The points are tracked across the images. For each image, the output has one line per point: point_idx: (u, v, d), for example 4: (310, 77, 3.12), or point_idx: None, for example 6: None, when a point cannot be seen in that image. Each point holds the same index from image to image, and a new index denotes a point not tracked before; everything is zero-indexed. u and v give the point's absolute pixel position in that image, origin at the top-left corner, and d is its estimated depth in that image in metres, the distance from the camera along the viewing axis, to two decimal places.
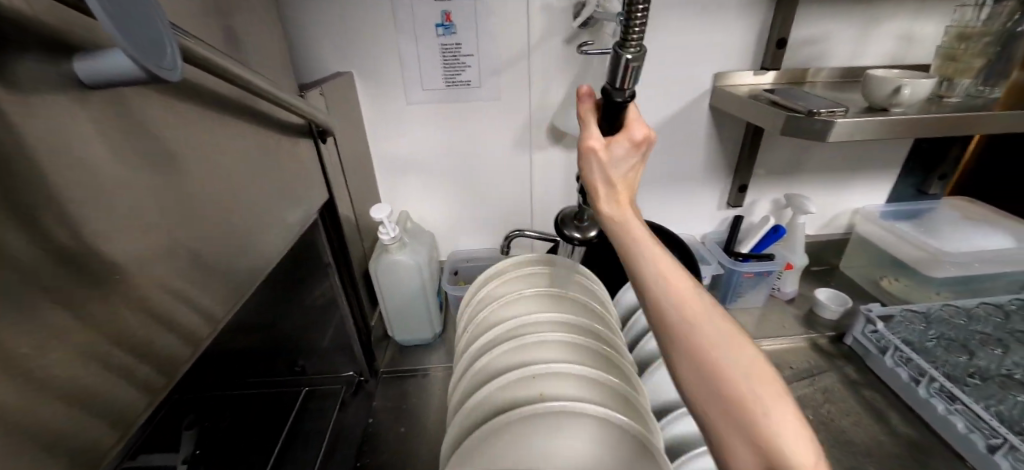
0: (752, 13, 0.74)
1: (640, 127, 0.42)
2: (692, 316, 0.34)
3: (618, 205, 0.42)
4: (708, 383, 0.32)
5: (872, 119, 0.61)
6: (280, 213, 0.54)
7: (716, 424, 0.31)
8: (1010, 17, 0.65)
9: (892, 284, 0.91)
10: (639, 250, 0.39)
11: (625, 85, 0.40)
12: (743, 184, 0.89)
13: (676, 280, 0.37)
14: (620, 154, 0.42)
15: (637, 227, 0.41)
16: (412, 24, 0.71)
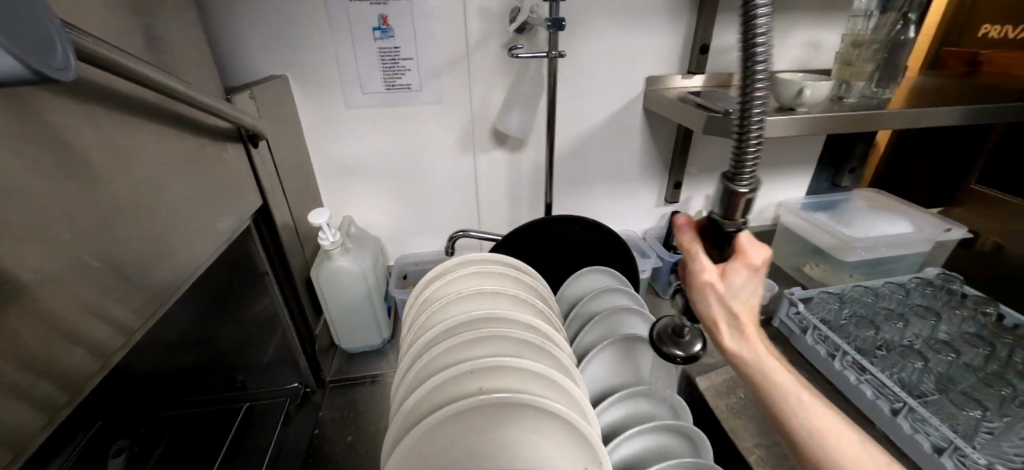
0: (676, 21, 0.79)
1: (758, 251, 0.37)
2: (805, 420, 0.39)
3: (738, 327, 0.40)
4: None
5: (781, 119, 0.66)
6: (208, 219, 0.52)
7: None
8: (892, 27, 0.74)
9: (813, 270, 0.99)
10: (758, 368, 0.40)
11: (734, 212, 0.36)
12: (678, 181, 0.94)
13: (795, 391, 0.40)
14: (743, 281, 0.37)
15: (759, 345, 0.40)
16: (348, 28, 0.70)
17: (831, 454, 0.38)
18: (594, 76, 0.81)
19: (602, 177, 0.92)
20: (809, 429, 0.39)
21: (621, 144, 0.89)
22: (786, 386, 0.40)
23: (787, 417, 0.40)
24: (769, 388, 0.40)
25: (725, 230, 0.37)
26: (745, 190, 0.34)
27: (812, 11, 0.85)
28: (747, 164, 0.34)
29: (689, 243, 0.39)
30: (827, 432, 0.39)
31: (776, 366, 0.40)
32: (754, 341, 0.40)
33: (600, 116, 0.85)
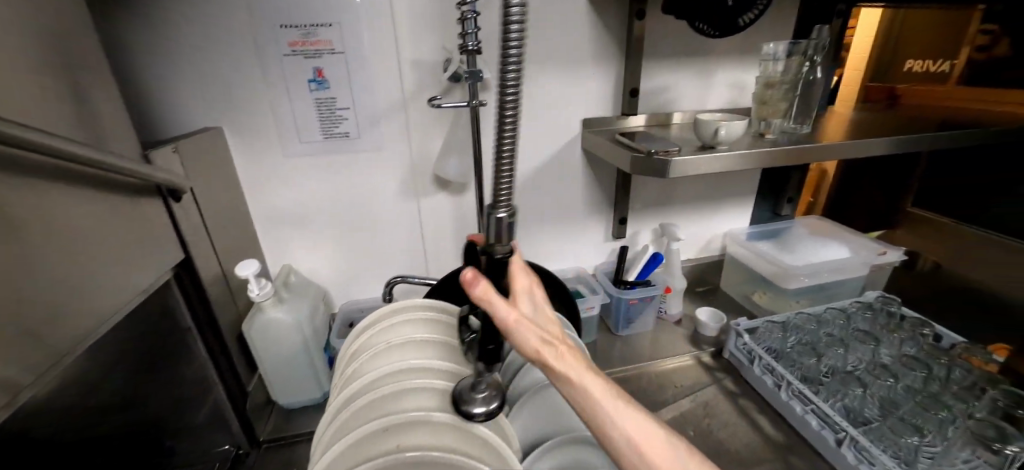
0: (605, 67, 0.84)
1: (525, 274, 0.42)
2: (624, 430, 0.38)
3: (555, 352, 0.39)
4: None
5: (702, 157, 0.69)
6: (127, 274, 0.50)
7: None
8: (799, 67, 0.79)
9: (763, 297, 1.01)
10: (576, 386, 0.39)
11: (502, 239, 0.40)
12: (622, 216, 0.97)
13: (609, 401, 0.39)
14: (530, 308, 0.40)
15: (573, 363, 0.39)
16: (282, 80, 0.72)
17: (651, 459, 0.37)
18: (533, 119, 0.84)
19: (547, 215, 0.94)
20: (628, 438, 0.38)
21: (564, 183, 0.92)
22: (601, 398, 0.39)
23: (609, 433, 0.38)
24: (586, 406, 0.38)
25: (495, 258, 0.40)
26: (502, 213, 0.39)
27: (731, 57, 0.92)
28: (502, 198, 0.39)
29: (486, 289, 0.37)
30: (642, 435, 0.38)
31: (587, 378, 0.39)
32: (572, 364, 0.39)
33: (541, 157, 0.88)
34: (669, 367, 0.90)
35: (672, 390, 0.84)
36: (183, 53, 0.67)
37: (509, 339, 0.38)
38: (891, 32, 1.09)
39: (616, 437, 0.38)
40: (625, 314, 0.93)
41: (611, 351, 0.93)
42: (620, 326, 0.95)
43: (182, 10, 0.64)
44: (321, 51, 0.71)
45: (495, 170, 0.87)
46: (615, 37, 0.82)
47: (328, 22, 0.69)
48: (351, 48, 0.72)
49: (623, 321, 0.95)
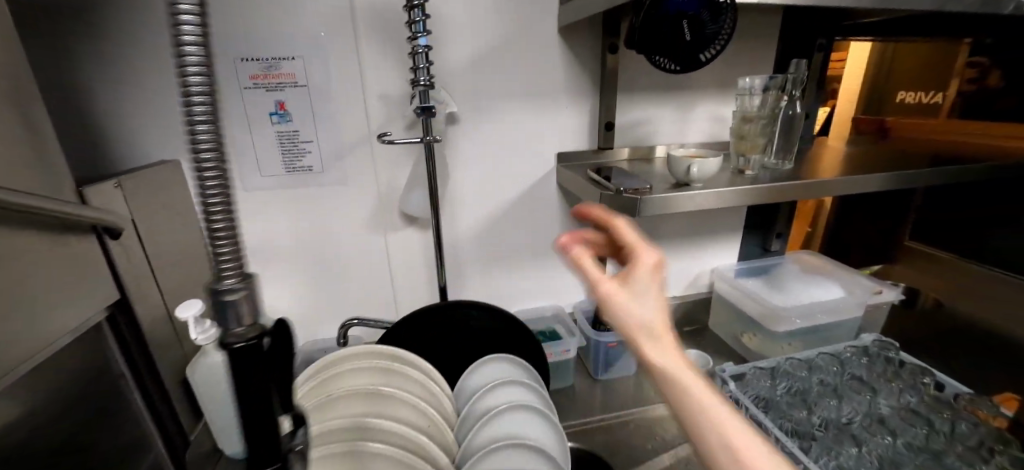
0: (580, 101, 0.82)
1: (649, 252, 0.38)
2: (723, 433, 0.32)
3: (659, 342, 0.34)
4: None
5: (675, 194, 0.65)
6: (51, 314, 0.46)
7: None
8: (776, 103, 0.77)
9: (751, 339, 0.95)
10: (670, 375, 0.34)
11: (238, 321, 0.27)
12: (602, 252, 0.93)
13: (711, 401, 0.33)
14: (645, 288, 0.36)
15: (673, 354, 0.35)
16: (242, 113, 0.70)
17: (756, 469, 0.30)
18: (506, 152, 0.82)
19: (523, 251, 0.91)
20: (731, 442, 0.31)
21: (541, 217, 0.89)
22: (700, 394, 0.33)
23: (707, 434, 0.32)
24: (685, 401, 0.33)
25: (232, 352, 0.27)
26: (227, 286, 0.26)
27: (711, 91, 0.91)
28: (227, 265, 0.27)
29: (580, 257, 0.38)
30: (753, 444, 0.31)
31: (682, 370, 0.34)
32: (677, 361, 0.34)
33: (515, 192, 0.85)
34: (652, 416, 0.83)
35: (654, 442, 0.77)
36: (140, 87, 0.65)
37: (608, 313, 0.36)
38: (882, 62, 1.04)
39: (717, 439, 0.31)
40: (604, 357, 0.88)
41: (590, 397, 0.86)
42: (599, 370, 0.89)
43: (139, 44, 0.63)
44: (283, 84, 0.69)
45: (466, 204, 0.84)
46: (589, 71, 0.80)
47: (290, 56, 0.68)
48: (315, 82, 0.70)
49: (602, 364, 0.89)
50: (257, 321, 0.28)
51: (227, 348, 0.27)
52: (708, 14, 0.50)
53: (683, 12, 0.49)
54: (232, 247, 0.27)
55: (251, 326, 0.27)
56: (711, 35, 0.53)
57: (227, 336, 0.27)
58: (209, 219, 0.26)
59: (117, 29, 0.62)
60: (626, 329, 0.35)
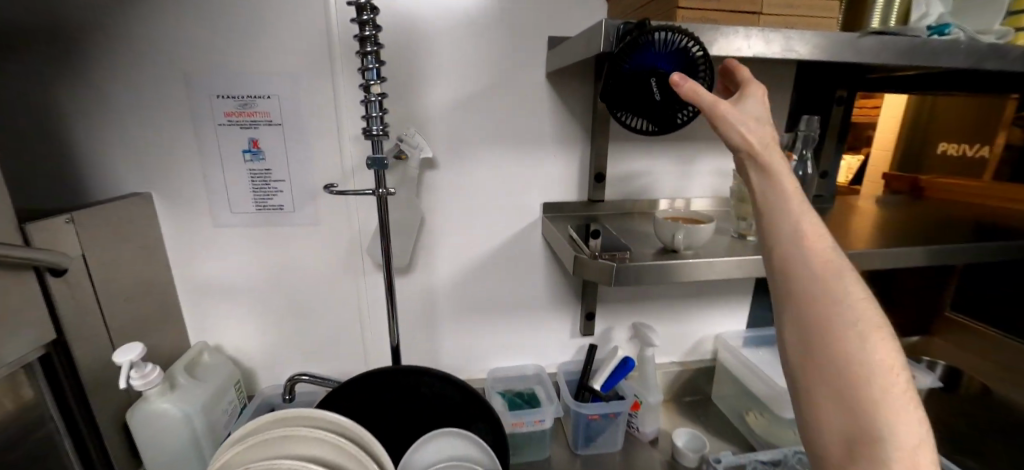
0: (569, 149, 0.77)
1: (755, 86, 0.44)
2: (832, 316, 0.31)
3: (766, 150, 0.38)
4: (827, 347, 0.31)
5: (657, 263, 0.58)
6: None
7: (817, 392, 0.31)
8: None
9: (757, 420, 0.83)
10: (783, 216, 0.36)
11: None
12: (590, 311, 0.84)
13: (824, 272, 0.33)
14: (750, 108, 0.42)
15: (792, 200, 0.36)
16: (216, 150, 0.69)
17: (858, 358, 0.30)
18: (487, 199, 0.77)
19: (504, 305, 0.83)
20: (835, 323, 0.31)
21: (526, 269, 0.82)
22: (819, 262, 0.33)
23: (799, 289, 0.33)
24: (805, 271, 0.33)
25: None
26: None
27: (716, 144, 0.84)
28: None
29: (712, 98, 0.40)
30: (868, 329, 0.31)
31: (818, 250, 0.34)
32: (775, 167, 0.37)
33: (496, 241, 0.79)
34: None
35: None
36: (117, 120, 0.66)
37: (716, 121, 0.40)
38: (919, 122, 0.93)
39: (809, 306, 0.32)
40: (584, 432, 0.78)
41: None
42: (579, 444, 0.79)
43: (120, 79, 0.64)
44: (256, 122, 0.68)
45: (443, 250, 0.78)
46: (579, 119, 0.76)
47: (266, 94, 0.67)
48: (289, 121, 0.69)
49: (582, 439, 0.79)
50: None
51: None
52: (680, 74, 0.46)
53: (649, 68, 0.45)
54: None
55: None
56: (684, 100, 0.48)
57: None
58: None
59: (97, 63, 0.63)
60: (733, 143, 0.40)
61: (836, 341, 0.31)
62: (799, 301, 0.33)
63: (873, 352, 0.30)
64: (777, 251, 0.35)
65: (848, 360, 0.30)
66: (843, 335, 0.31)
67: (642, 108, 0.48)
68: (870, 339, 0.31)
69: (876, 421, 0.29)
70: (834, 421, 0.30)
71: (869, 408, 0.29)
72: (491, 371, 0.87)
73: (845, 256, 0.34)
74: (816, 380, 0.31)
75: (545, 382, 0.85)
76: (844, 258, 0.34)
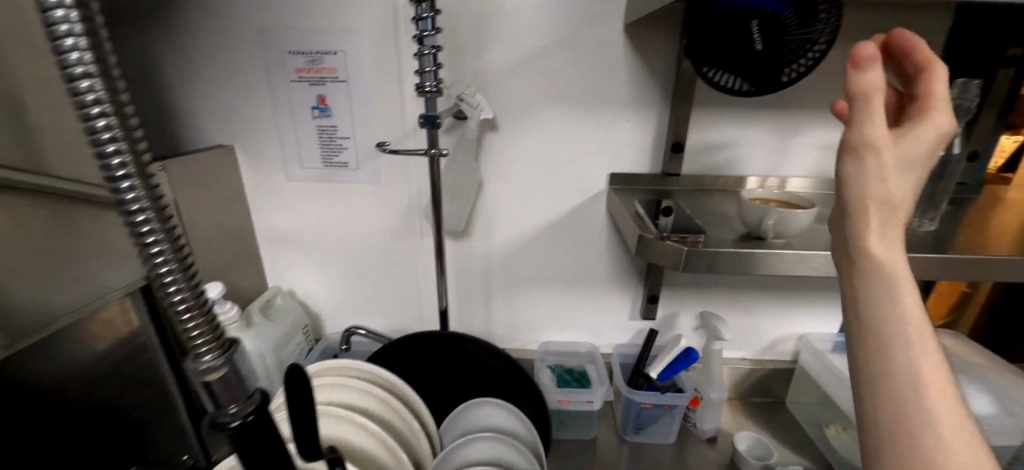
0: (645, 113, 0.69)
1: (942, 116, 0.33)
2: (927, 384, 0.26)
3: (890, 229, 0.31)
4: (901, 395, 0.26)
5: (739, 251, 0.49)
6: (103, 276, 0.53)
7: (878, 440, 0.27)
8: None
9: (838, 435, 0.73)
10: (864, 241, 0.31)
11: (229, 398, 0.24)
12: (654, 294, 0.76)
13: (909, 316, 0.28)
14: (913, 143, 0.32)
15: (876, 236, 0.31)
16: (289, 105, 0.71)
17: (940, 432, 0.25)
18: (549, 166, 0.71)
19: (559, 280, 0.78)
20: (922, 382, 0.26)
21: (588, 244, 0.76)
22: (901, 299, 0.29)
23: (877, 323, 0.28)
24: (893, 304, 0.28)
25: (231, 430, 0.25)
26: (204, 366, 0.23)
27: (829, 112, 0.70)
28: (198, 341, 0.23)
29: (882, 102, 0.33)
30: (958, 412, 0.26)
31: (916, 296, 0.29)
32: (895, 253, 0.30)
33: (555, 212, 0.74)
34: None
35: None
36: (207, 76, 0.70)
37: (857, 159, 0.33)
38: None
39: (884, 346, 0.28)
40: (634, 419, 0.72)
41: (611, 461, 0.73)
42: (627, 430, 0.75)
43: (208, 36, 0.68)
44: (324, 78, 0.69)
45: (500, 218, 0.75)
46: (659, 78, 0.66)
47: (334, 50, 0.67)
48: (354, 78, 0.68)
49: (632, 426, 0.74)
50: (246, 395, 0.26)
51: (225, 431, 0.25)
52: (790, 16, 0.37)
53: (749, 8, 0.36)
54: (178, 274, 0.21)
55: (210, 352, 0.23)
56: (794, 48, 0.39)
57: (217, 416, 0.25)
58: (148, 250, 0.20)
59: (189, 19, 0.67)
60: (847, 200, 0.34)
61: (925, 409, 0.26)
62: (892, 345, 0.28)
63: (965, 443, 0.25)
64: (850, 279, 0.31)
65: (937, 438, 0.25)
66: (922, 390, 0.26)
67: (727, 57, 0.40)
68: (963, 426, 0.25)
69: None
70: None
71: None
72: (542, 344, 0.83)
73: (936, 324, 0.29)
74: (895, 444, 0.26)
75: (596, 364, 0.80)
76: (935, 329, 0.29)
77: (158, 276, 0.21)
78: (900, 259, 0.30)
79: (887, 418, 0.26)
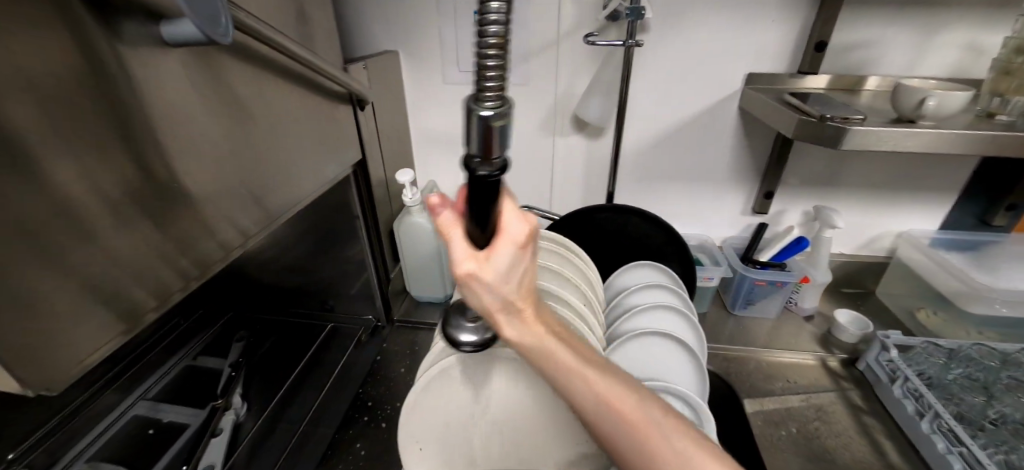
0: (792, 12, 0.72)
1: (523, 236, 0.30)
2: (576, 375, 0.35)
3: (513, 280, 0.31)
4: (553, 371, 0.36)
5: (892, 131, 0.58)
6: (302, 167, 0.61)
7: (567, 398, 0.37)
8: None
9: (927, 318, 0.84)
10: (568, 376, 0.36)
11: (490, 152, 0.24)
12: (770, 190, 0.87)
13: (625, 401, 0.35)
14: (506, 274, 0.30)
15: (556, 347, 0.36)
16: (452, 9, 0.78)
17: (578, 396, 0.36)
18: (687, 68, 0.78)
19: (684, 175, 0.89)
20: (542, 354, 0.35)
21: (712, 142, 0.85)
22: (638, 396, 0.36)
23: (575, 390, 0.36)
24: (515, 298, 0.32)
25: (478, 180, 0.25)
26: (485, 112, 0.22)
27: (981, 7, 0.71)
28: (489, 81, 0.22)
29: (529, 236, 0.30)
30: (598, 400, 0.35)
31: (512, 282, 0.31)
32: (507, 287, 0.31)
33: (688, 113, 0.82)
34: (787, 361, 0.82)
35: (780, 381, 0.78)
36: None
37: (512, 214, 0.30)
38: None
39: (624, 423, 0.35)
40: (745, 295, 0.87)
41: (720, 327, 0.88)
42: (736, 305, 0.90)
43: None
44: None
45: (635, 117, 0.84)
46: None
47: None
48: None
49: (742, 301, 0.89)
50: (503, 157, 0.25)
51: (476, 180, 0.25)
52: None
53: None
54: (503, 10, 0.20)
55: (493, 99, 0.22)
56: None
57: (473, 162, 0.25)
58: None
59: None
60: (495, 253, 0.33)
61: (571, 388, 0.36)
62: (542, 345, 0.35)
63: (587, 399, 0.35)
64: (553, 374, 0.36)
65: (579, 405, 0.36)
66: (555, 365, 0.35)
67: None
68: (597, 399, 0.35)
69: (601, 429, 0.36)
70: (578, 411, 0.37)
71: (589, 420, 0.36)
72: None
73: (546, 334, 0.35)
74: (572, 399, 0.36)
75: (711, 252, 0.92)
76: (546, 335, 0.35)
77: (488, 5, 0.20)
78: (516, 266, 0.30)
79: (574, 392, 0.36)
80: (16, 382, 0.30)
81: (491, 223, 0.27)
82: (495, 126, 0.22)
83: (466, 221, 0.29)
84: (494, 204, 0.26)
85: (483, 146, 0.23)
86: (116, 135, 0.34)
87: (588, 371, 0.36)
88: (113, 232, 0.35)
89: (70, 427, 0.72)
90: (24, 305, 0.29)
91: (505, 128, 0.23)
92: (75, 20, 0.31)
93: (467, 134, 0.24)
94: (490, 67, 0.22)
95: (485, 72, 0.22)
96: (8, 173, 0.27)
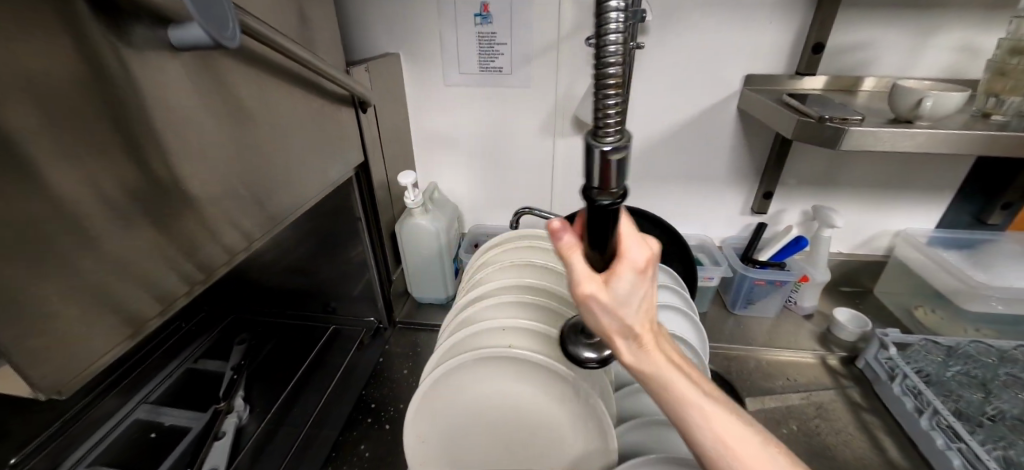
0: (790, 14, 0.73)
1: (643, 257, 0.30)
2: (700, 416, 0.32)
3: (635, 302, 0.31)
4: (671, 407, 0.33)
5: (890, 131, 0.58)
6: (304, 170, 0.61)
7: (689, 441, 0.33)
8: None
9: (925, 315, 0.85)
10: (688, 416, 0.33)
11: (608, 183, 0.28)
12: (769, 191, 0.87)
13: (751, 447, 0.32)
14: (628, 296, 0.30)
15: (678, 380, 0.33)
16: (453, 12, 0.79)
17: (697, 439, 0.33)
18: (686, 70, 0.79)
19: (683, 175, 0.90)
20: (661, 388, 0.33)
21: (712, 143, 0.85)
22: (766, 445, 0.32)
23: (697, 432, 0.32)
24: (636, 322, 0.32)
25: (598, 207, 0.29)
26: (605, 147, 0.26)
27: (975, 8, 0.72)
28: (609, 121, 0.26)
29: (650, 262, 0.31)
30: (721, 448, 0.32)
31: (634, 303, 0.31)
32: (630, 310, 0.31)
33: (687, 114, 0.83)
34: (787, 360, 0.82)
35: (781, 379, 0.79)
36: None
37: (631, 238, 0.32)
38: None
39: None
40: (745, 294, 0.88)
41: (721, 326, 0.89)
42: (736, 304, 0.91)
43: None
44: None
45: (635, 119, 0.85)
46: None
47: None
48: None
49: (742, 300, 0.89)
50: (620, 187, 0.29)
51: (594, 205, 0.29)
52: None
53: None
54: (618, 69, 0.25)
55: (612, 136, 0.27)
56: None
57: (594, 192, 0.29)
58: (605, 44, 0.25)
59: None
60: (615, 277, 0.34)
61: (690, 430, 0.33)
62: (663, 376, 0.33)
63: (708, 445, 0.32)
64: (668, 408, 0.34)
65: (700, 450, 0.33)
66: (677, 401, 0.33)
67: None
68: (718, 446, 0.32)
69: None
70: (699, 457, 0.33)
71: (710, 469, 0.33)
72: None
73: (666, 365, 0.33)
74: (693, 442, 0.33)
75: (711, 252, 0.93)
76: (666, 365, 0.33)
77: (606, 64, 0.25)
78: (636, 287, 0.31)
79: (695, 435, 0.33)
80: (27, 385, 0.30)
81: (609, 245, 0.29)
82: (610, 160, 0.27)
83: (588, 245, 0.30)
84: (613, 227, 0.29)
85: (600, 174, 0.28)
86: (118, 139, 0.35)
87: (714, 411, 0.32)
88: (116, 236, 0.35)
89: (71, 432, 0.72)
90: (32, 310, 0.30)
91: (621, 161, 0.27)
92: (81, 25, 0.31)
93: (587, 168, 0.28)
94: (609, 110, 0.26)
95: (605, 114, 0.26)
96: (11, 177, 0.28)
